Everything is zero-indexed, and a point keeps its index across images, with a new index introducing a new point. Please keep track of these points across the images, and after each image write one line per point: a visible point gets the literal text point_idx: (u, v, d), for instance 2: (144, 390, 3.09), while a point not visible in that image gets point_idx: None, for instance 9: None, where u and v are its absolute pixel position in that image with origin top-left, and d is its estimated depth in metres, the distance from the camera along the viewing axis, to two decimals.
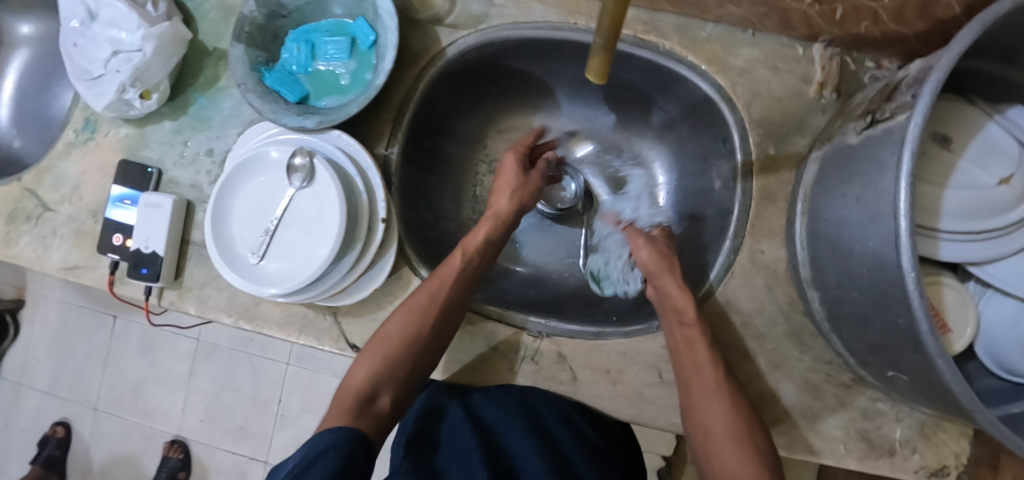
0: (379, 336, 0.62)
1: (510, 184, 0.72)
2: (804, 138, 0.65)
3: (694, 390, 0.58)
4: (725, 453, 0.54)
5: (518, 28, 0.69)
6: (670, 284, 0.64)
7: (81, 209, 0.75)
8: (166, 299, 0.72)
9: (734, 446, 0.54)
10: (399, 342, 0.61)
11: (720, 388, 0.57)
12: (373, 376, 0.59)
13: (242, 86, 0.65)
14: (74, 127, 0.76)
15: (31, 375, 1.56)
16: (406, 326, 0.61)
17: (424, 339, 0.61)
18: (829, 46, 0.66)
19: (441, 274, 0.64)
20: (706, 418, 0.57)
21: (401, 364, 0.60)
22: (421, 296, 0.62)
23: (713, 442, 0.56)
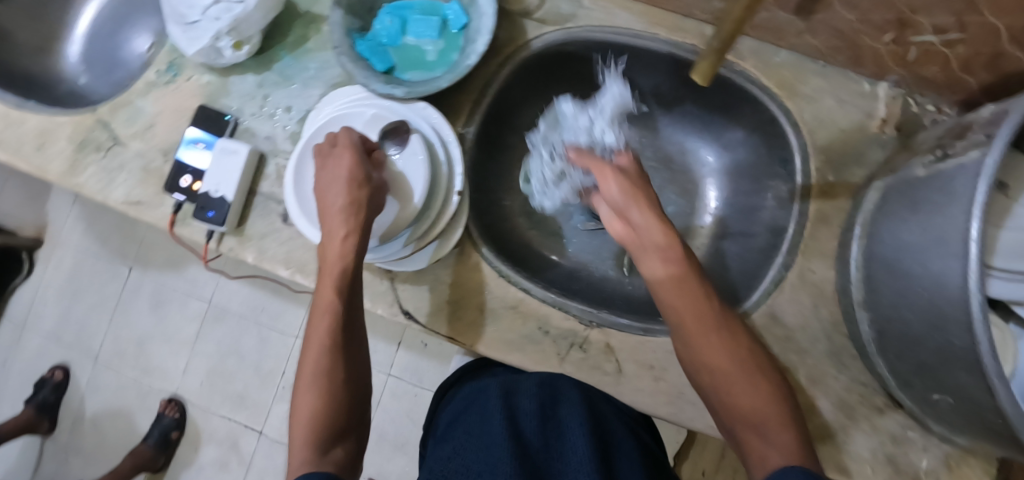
0: (297, 407, 0.57)
1: (335, 198, 0.58)
2: (863, 169, 0.68)
3: (692, 335, 0.58)
4: (711, 355, 0.58)
5: (602, 30, 0.72)
6: (648, 228, 0.60)
7: (153, 147, 0.77)
8: (225, 245, 0.73)
9: (725, 352, 0.58)
10: (317, 399, 0.56)
11: (699, 293, 0.59)
12: (309, 440, 0.54)
13: (337, 49, 0.67)
14: (157, 68, 0.78)
15: (38, 316, 1.55)
16: (318, 380, 0.57)
17: (341, 377, 0.58)
18: (895, 86, 0.70)
19: (320, 308, 0.59)
20: (710, 358, 0.58)
21: (334, 416, 0.56)
22: (316, 341, 0.58)
23: (698, 343, 0.58)
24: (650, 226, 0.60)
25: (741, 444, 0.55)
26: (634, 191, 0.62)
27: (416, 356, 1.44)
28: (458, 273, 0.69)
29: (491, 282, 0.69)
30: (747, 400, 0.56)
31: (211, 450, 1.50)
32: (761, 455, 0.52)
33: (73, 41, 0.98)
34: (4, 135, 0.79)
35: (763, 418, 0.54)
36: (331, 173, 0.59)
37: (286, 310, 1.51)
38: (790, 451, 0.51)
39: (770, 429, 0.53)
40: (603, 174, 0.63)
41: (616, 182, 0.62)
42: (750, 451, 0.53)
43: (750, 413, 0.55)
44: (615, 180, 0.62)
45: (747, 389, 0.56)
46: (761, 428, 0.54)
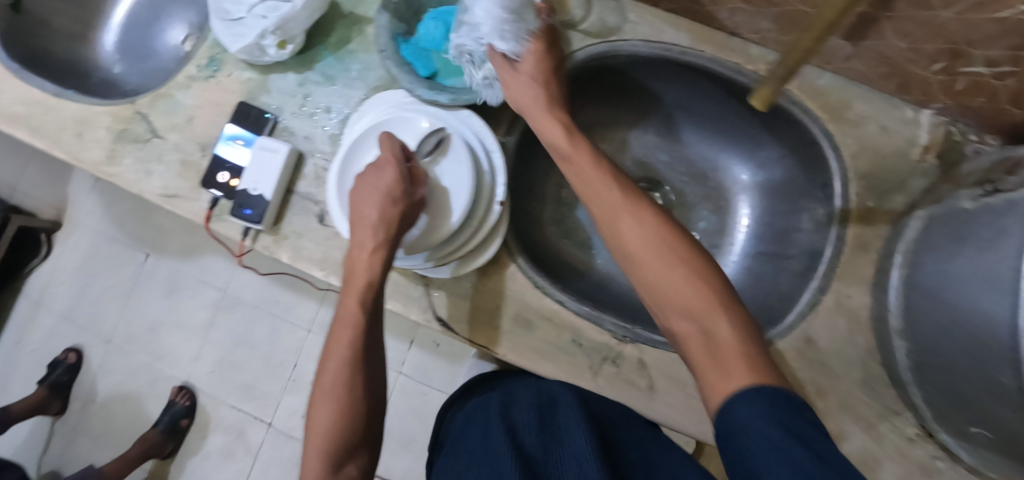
0: (312, 420, 0.58)
1: (370, 212, 0.58)
2: (903, 196, 0.68)
3: (622, 254, 0.55)
4: (637, 250, 0.53)
5: (648, 46, 0.72)
6: (556, 133, 0.63)
7: (191, 140, 0.77)
8: (261, 243, 0.73)
9: (654, 242, 0.52)
10: (333, 415, 0.57)
11: (617, 191, 0.56)
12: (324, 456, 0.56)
13: (383, 52, 0.67)
14: (198, 62, 0.78)
15: (54, 297, 1.55)
16: (336, 396, 0.57)
17: (360, 396, 0.58)
18: (938, 114, 0.70)
19: (343, 322, 0.60)
20: (644, 272, 0.52)
21: (350, 433, 0.57)
22: (337, 355, 0.59)
23: (621, 243, 0.54)
24: (543, 125, 0.64)
25: (688, 354, 0.48)
26: (535, 94, 0.66)
27: (428, 355, 1.44)
28: (494, 281, 0.70)
29: (526, 293, 0.69)
30: (683, 291, 0.49)
31: (218, 439, 1.47)
32: (718, 372, 0.45)
33: (108, 30, 0.98)
34: (42, 122, 0.79)
35: (701, 309, 0.48)
36: (368, 183, 0.60)
37: (299, 303, 1.49)
38: (748, 366, 0.45)
39: (715, 328, 0.47)
40: (507, 79, 0.67)
41: (511, 87, 0.66)
42: (702, 365, 0.47)
43: (683, 303, 0.49)
44: (518, 80, 0.66)
45: (682, 284, 0.50)
46: (702, 325, 0.48)
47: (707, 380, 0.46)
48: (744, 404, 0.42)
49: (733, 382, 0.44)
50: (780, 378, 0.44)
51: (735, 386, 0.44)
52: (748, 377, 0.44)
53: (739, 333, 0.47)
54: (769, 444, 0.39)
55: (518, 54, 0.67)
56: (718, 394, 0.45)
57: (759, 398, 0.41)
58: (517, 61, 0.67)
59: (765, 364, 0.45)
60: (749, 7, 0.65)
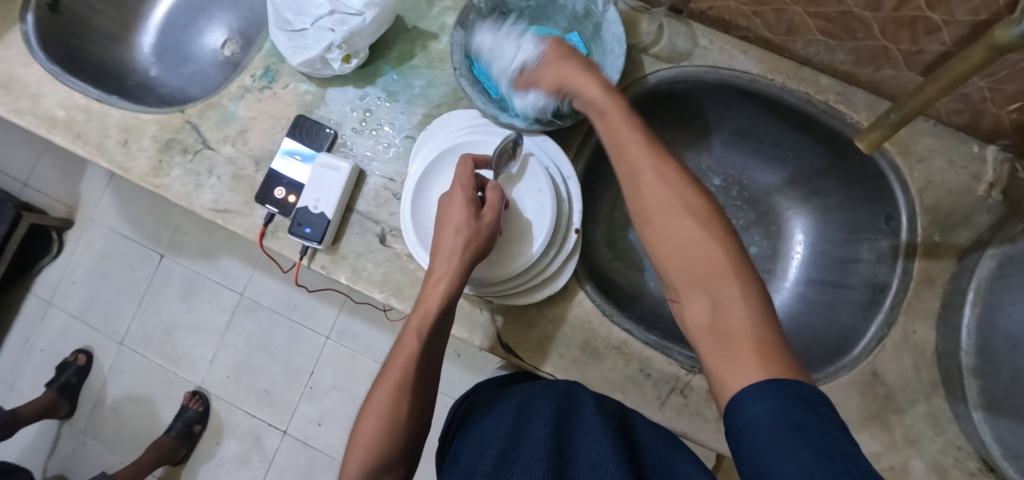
0: (356, 435, 0.57)
1: (449, 234, 0.59)
2: (969, 232, 0.69)
3: (650, 228, 0.52)
4: (662, 225, 0.51)
5: (719, 72, 0.72)
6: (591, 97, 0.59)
7: (245, 153, 0.74)
8: (318, 262, 0.71)
9: (684, 217, 0.50)
10: (378, 433, 0.56)
11: (652, 157, 0.54)
12: (367, 468, 0.54)
13: (457, 70, 0.66)
14: (252, 72, 0.76)
15: (63, 296, 1.51)
16: (384, 413, 0.56)
17: (408, 421, 0.57)
18: (1003, 150, 0.70)
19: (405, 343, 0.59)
20: (670, 243, 0.50)
21: (391, 452, 0.55)
22: (392, 375, 0.58)
23: (649, 214, 0.52)
24: (581, 91, 0.60)
25: (697, 332, 0.47)
26: (570, 60, 0.61)
27: (450, 365, 1.35)
28: (561, 308, 0.69)
29: (595, 320, 0.68)
30: (704, 269, 0.48)
31: (233, 444, 1.44)
32: (726, 356, 0.44)
33: (146, 31, 0.95)
34: (86, 128, 0.76)
35: (719, 288, 0.47)
36: (440, 209, 0.61)
37: (320, 309, 1.46)
38: (759, 357, 0.43)
39: (729, 313, 0.45)
40: (534, 72, 0.64)
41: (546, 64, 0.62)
42: (708, 345, 0.46)
43: (700, 280, 0.48)
44: (549, 61, 0.63)
45: (703, 256, 0.48)
46: (719, 307, 0.46)
47: (713, 365, 0.44)
48: (753, 394, 0.40)
49: (741, 374, 0.42)
50: (797, 375, 0.41)
51: (742, 377, 0.42)
52: (757, 372, 0.41)
53: (756, 321, 0.45)
54: (779, 445, 0.37)
55: (540, 47, 0.65)
56: (724, 384, 0.43)
57: (763, 397, 0.39)
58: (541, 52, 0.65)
59: (779, 358, 0.42)
60: (830, 40, 0.66)
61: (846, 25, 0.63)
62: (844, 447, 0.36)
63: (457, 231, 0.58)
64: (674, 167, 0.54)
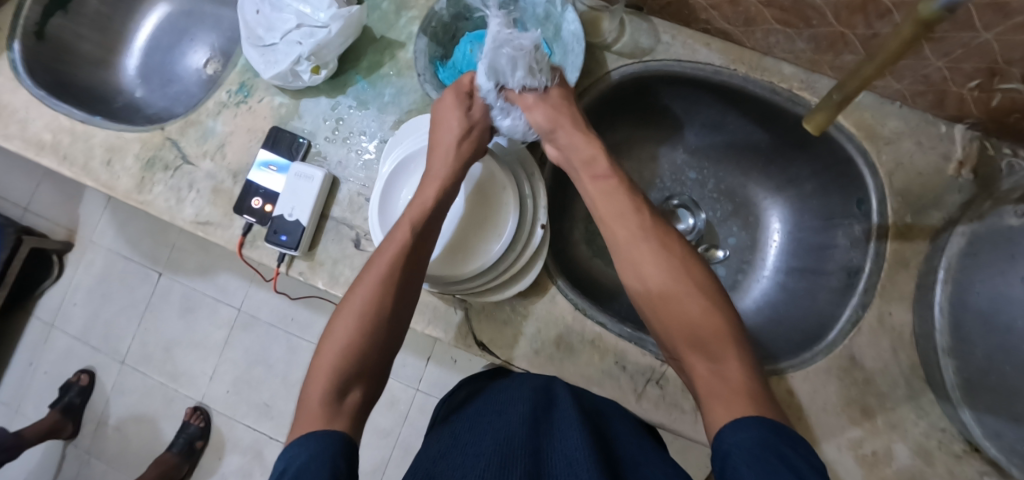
0: (328, 337, 0.57)
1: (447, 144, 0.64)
2: (941, 212, 0.69)
3: (649, 297, 0.59)
4: (666, 301, 0.58)
5: (682, 66, 0.73)
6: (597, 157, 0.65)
7: (224, 167, 0.76)
8: (296, 269, 0.72)
9: (678, 289, 0.58)
10: (354, 334, 0.57)
11: (646, 232, 0.61)
12: (337, 375, 0.55)
13: (422, 76, 0.69)
14: (228, 88, 0.78)
15: (66, 317, 1.54)
16: (351, 335, 0.56)
17: (377, 346, 0.57)
18: (972, 129, 0.70)
19: (376, 266, 0.59)
20: (670, 308, 0.57)
21: (363, 357, 0.56)
22: (376, 269, 0.59)
23: (653, 285, 0.59)
24: (577, 147, 0.65)
25: (699, 387, 0.53)
26: (565, 123, 0.65)
27: (447, 371, 1.35)
28: (534, 305, 0.69)
29: (569, 316, 0.69)
30: (707, 334, 0.55)
31: (235, 459, 1.45)
32: (719, 400, 0.50)
33: (131, 54, 0.98)
34: (71, 150, 0.78)
35: (717, 351, 0.54)
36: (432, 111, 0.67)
37: (316, 321, 1.47)
38: (750, 401, 0.50)
39: (730, 371, 0.53)
40: (529, 105, 0.66)
41: (543, 112, 0.65)
42: (706, 395, 0.52)
43: (701, 342, 0.55)
44: (546, 106, 0.66)
45: (699, 316, 0.56)
46: (716, 363, 0.53)
47: (710, 403, 0.51)
48: (741, 424, 0.46)
49: (730, 412, 0.49)
50: (778, 417, 0.49)
51: (733, 411, 0.49)
52: (747, 408, 0.49)
53: (748, 375, 0.52)
54: (756, 465, 0.42)
55: (548, 84, 0.66)
56: (717, 417, 0.50)
57: (747, 425, 0.46)
58: (547, 89, 0.67)
59: (764, 406, 0.49)
60: (787, 29, 0.66)
61: (799, 14, 0.63)
62: (801, 466, 0.41)
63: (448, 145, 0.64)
64: (664, 237, 0.61)
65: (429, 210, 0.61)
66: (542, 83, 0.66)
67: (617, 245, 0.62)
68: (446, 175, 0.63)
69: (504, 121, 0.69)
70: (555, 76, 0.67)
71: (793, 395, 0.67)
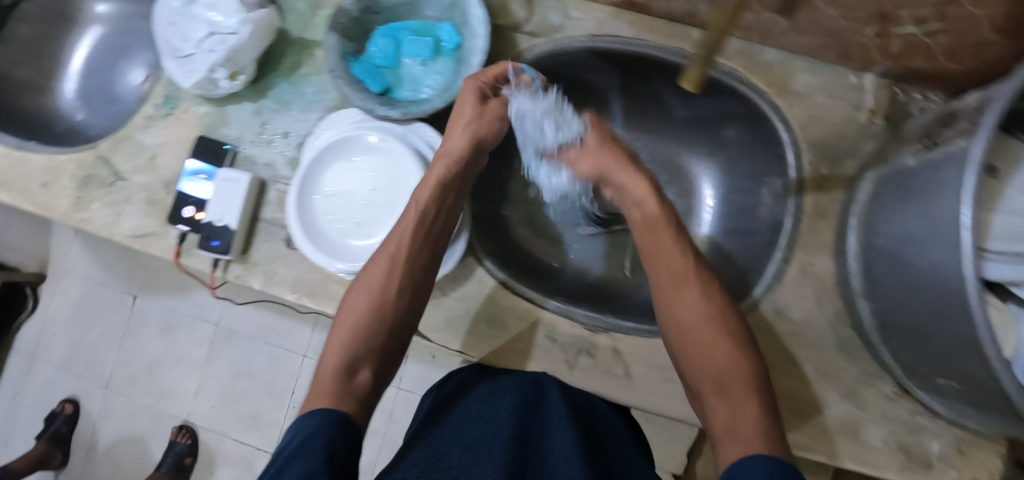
0: (344, 312, 0.62)
1: (467, 119, 0.66)
2: (856, 160, 0.70)
3: (685, 339, 0.61)
4: (688, 317, 0.62)
5: (593, 40, 0.73)
6: (647, 205, 0.66)
7: (157, 179, 0.78)
8: (232, 272, 0.74)
9: (710, 331, 0.61)
10: (367, 310, 0.61)
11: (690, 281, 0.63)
12: (347, 351, 0.60)
13: (333, 72, 0.68)
14: (154, 102, 0.79)
15: (46, 348, 1.55)
16: (365, 310, 0.61)
17: (387, 322, 0.62)
18: (882, 77, 0.71)
19: (389, 243, 0.63)
20: (704, 353, 0.60)
21: (372, 334, 0.61)
22: (387, 249, 0.62)
23: (690, 330, 0.61)
24: (627, 186, 0.68)
25: (716, 431, 0.55)
26: (612, 166, 0.69)
27: (427, 367, 1.36)
28: (465, 287, 0.70)
29: (498, 294, 0.70)
30: (730, 380, 0.58)
31: (227, 473, 1.47)
32: (731, 435, 0.53)
33: (69, 78, 0.98)
34: (8, 177, 0.80)
35: (738, 395, 0.57)
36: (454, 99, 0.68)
37: (294, 330, 1.49)
38: (761, 435, 0.52)
39: (746, 416, 0.54)
40: (574, 158, 0.72)
41: (588, 162, 0.70)
42: (721, 435, 0.54)
43: (726, 389, 0.57)
44: (589, 155, 0.70)
45: (722, 356, 0.59)
46: (737, 411, 0.55)
47: (724, 441, 0.53)
48: (751, 461, 0.48)
49: (747, 449, 0.50)
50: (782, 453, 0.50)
51: (740, 449, 0.51)
52: (754, 448, 0.50)
53: (761, 419, 0.54)
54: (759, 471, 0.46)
55: (583, 133, 0.71)
56: (729, 455, 0.51)
57: (758, 461, 0.47)
58: (583, 137, 0.71)
59: (775, 445, 0.50)
60: None
61: None
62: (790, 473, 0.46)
63: (464, 122, 0.66)
64: (705, 282, 0.63)
65: (438, 190, 0.64)
66: (575, 133, 0.71)
67: (659, 286, 0.64)
68: (456, 150, 0.65)
69: (556, 176, 0.76)
70: (585, 123, 0.71)
71: None
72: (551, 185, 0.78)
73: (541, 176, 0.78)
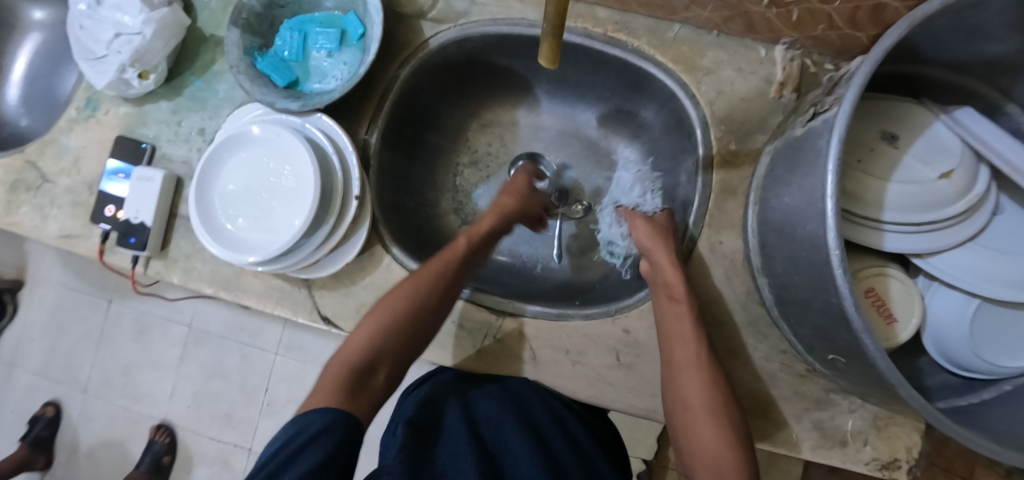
0: (378, 306, 0.63)
1: (518, 188, 0.78)
2: (765, 135, 0.68)
3: (688, 426, 0.58)
4: (675, 341, 0.61)
5: (497, 24, 0.72)
6: (670, 271, 0.65)
7: (80, 181, 0.79)
8: (153, 268, 0.75)
9: (709, 423, 0.57)
10: (401, 315, 0.62)
11: (706, 368, 0.60)
12: (371, 348, 0.60)
13: (235, 68, 0.69)
14: (77, 105, 0.81)
15: (27, 354, 1.60)
16: (399, 305, 0.62)
17: (418, 330, 0.63)
18: (791, 48, 0.68)
19: (438, 260, 0.66)
20: (700, 439, 0.56)
21: (398, 340, 0.62)
22: (434, 263, 0.66)
23: (688, 412, 0.58)
24: (659, 266, 0.66)
25: None
26: (657, 245, 0.67)
27: None
28: (373, 276, 0.71)
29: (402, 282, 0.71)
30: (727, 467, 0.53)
31: (204, 470, 1.50)
32: None
33: (9, 84, 1.00)
34: None
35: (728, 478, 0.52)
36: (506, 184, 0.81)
37: (264, 328, 1.51)
38: None
39: None
40: (636, 224, 0.73)
41: (646, 230, 0.70)
42: None
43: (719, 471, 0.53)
44: (647, 226, 0.71)
45: (715, 442, 0.55)
46: None
47: None
48: None
49: None
50: None
51: None
52: None
53: None
54: None
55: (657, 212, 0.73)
56: None
57: None
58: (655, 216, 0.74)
59: None
60: None
61: None
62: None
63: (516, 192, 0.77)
64: (716, 373, 0.60)
65: (488, 233, 0.73)
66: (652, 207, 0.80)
67: (670, 363, 0.61)
68: (507, 206, 0.75)
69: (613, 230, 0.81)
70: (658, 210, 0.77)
71: (629, 335, 0.68)
72: (608, 233, 0.82)
73: (608, 232, 0.82)
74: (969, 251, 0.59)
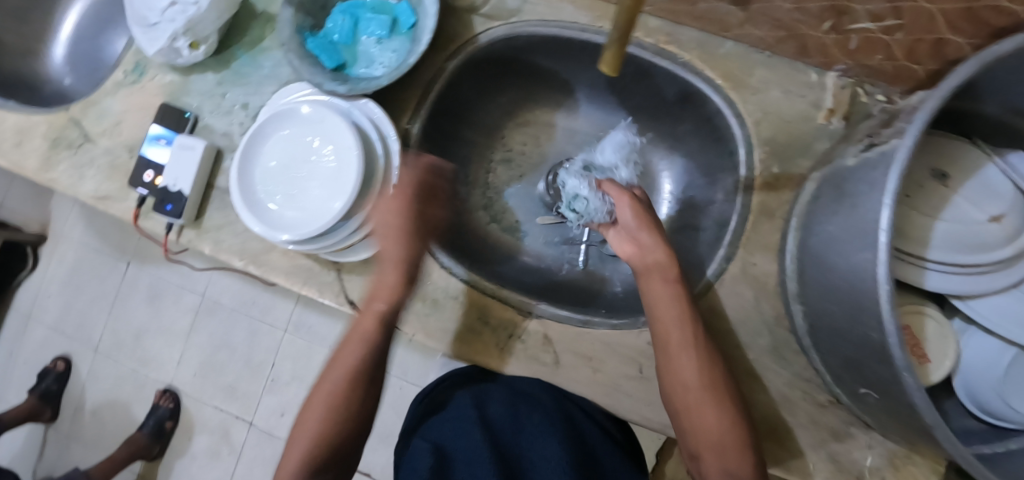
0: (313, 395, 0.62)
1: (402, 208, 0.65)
2: (808, 160, 0.67)
3: (686, 412, 0.59)
4: (671, 325, 0.60)
5: (547, 25, 0.72)
6: (656, 251, 0.64)
7: (119, 143, 0.80)
8: (185, 236, 0.76)
9: (709, 404, 0.58)
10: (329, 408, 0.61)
11: (700, 357, 0.59)
12: (310, 448, 0.59)
13: (286, 45, 0.69)
14: (125, 68, 0.82)
15: (43, 308, 1.62)
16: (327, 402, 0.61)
17: (350, 412, 0.62)
18: (844, 76, 0.68)
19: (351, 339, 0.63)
20: (701, 429, 0.58)
21: (335, 428, 0.61)
22: (358, 334, 0.63)
23: (686, 399, 0.59)
24: (652, 246, 0.64)
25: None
26: (642, 221, 0.67)
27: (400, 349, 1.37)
28: None
29: (435, 273, 0.72)
30: (731, 442, 0.57)
31: (204, 439, 1.51)
32: None
33: (57, 44, 1.01)
34: None
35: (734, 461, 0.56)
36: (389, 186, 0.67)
37: (276, 304, 1.52)
38: None
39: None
40: (621, 196, 0.70)
41: (632, 207, 0.68)
42: None
43: (723, 449, 0.57)
44: (629, 203, 0.69)
45: (716, 424, 0.58)
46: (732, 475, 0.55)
47: None
48: None
49: None
50: None
51: None
52: None
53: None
54: None
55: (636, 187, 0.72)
56: None
57: None
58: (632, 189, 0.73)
59: None
60: None
61: None
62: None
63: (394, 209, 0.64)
64: (717, 363, 0.60)
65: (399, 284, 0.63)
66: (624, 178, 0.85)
67: (661, 346, 0.61)
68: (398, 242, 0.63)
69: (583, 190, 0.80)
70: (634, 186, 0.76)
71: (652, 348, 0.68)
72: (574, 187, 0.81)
73: (571, 188, 0.81)
74: (1009, 297, 0.59)
